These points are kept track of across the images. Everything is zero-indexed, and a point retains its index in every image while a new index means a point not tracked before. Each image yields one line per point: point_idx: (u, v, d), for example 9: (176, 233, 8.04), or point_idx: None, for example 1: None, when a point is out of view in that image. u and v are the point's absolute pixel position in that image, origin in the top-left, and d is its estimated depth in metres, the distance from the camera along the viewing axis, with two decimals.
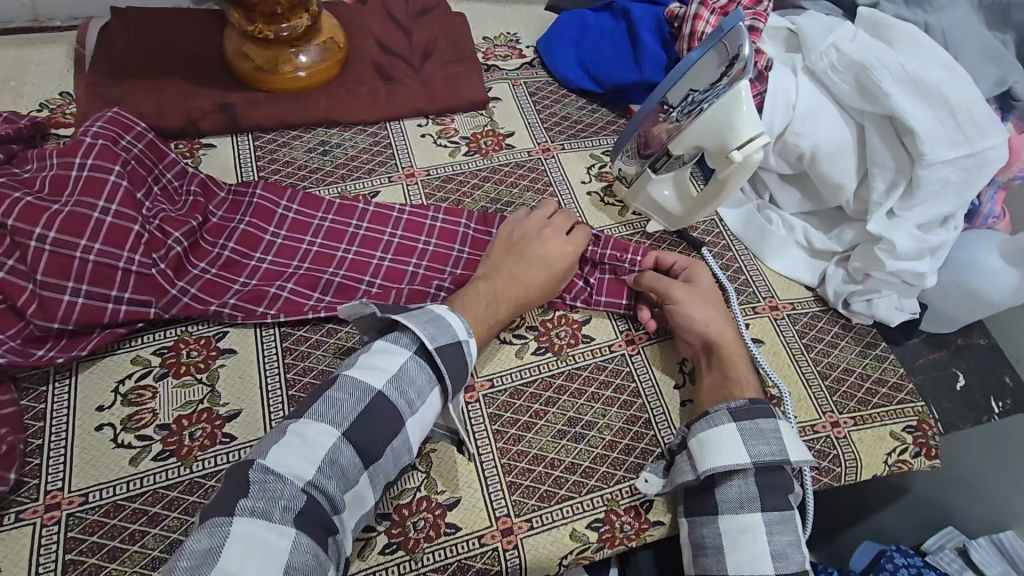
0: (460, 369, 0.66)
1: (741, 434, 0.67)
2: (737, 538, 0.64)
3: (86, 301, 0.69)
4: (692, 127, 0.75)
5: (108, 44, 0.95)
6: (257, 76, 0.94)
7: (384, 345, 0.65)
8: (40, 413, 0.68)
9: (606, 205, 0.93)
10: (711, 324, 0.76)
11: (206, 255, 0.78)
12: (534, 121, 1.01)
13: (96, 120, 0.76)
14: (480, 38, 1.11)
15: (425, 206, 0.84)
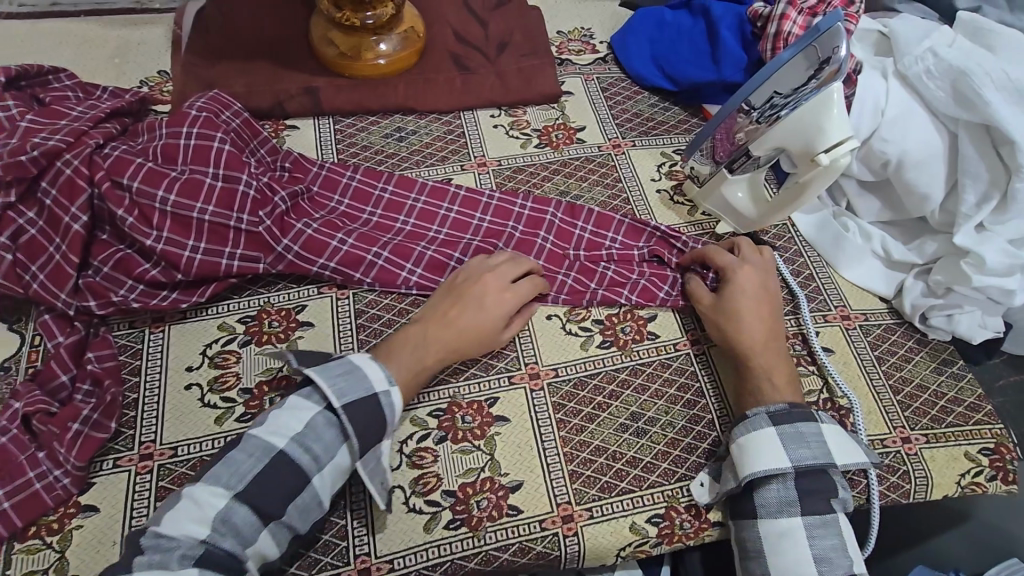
0: (376, 422, 0.64)
1: (780, 438, 0.66)
2: (779, 543, 0.63)
3: (203, 257, 0.74)
4: (779, 128, 0.73)
5: (205, 28, 1.00)
6: (341, 62, 0.97)
7: (298, 399, 0.64)
8: (136, 368, 0.73)
9: (675, 203, 0.92)
10: (762, 322, 0.74)
11: (305, 214, 0.81)
12: (606, 117, 1.01)
13: (199, 98, 0.81)
14: (554, 32, 1.11)
15: (514, 194, 0.87)
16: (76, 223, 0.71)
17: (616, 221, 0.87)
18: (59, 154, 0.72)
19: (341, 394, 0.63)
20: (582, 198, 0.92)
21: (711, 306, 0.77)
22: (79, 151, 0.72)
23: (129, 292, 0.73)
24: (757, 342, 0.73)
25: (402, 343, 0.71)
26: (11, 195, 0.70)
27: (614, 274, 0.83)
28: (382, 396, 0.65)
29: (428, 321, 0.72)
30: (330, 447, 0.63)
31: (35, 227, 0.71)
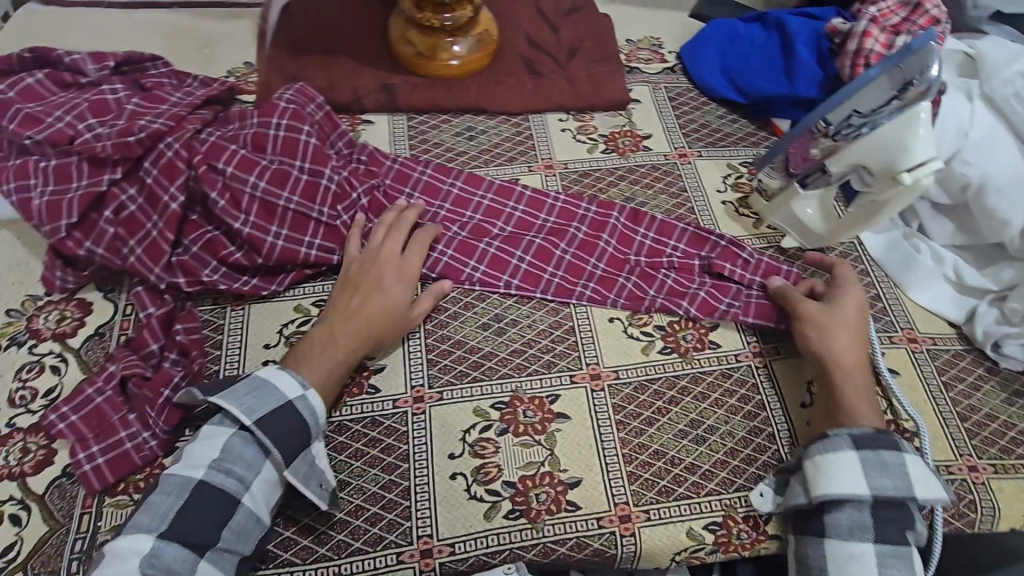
0: (299, 426, 0.65)
1: (861, 464, 0.65)
2: (846, 564, 0.63)
3: (284, 244, 0.77)
4: (858, 144, 0.73)
5: (290, 23, 1.05)
6: (418, 61, 1.00)
7: (212, 425, 0.65)
8: (218, 342, 0.76)
9: (741, 216, 0.92)
10: (855, 343, 0.74)
11: (381, 210, 0.84)
12: (673, 126, 1.02)
13: (287, 90, 0.85)
14: (623, 40, 1.12)
15: (578, 197, 0.89)
16: (171, 202, 0.75)
17: (679, 229, 0.87)
18: (161, 137, 0.77)
19: (251, 411, 0.64)
20: (647, 205, 0.93)
21: (816, 314, 0.76)
22: (181, 135, 0.78)
23: (214, 272, 0.76)
24: (851, 362, 0.73)
25: (313, 349, 0.72)
26: (118, 171, 0.75)
27: (674, 283, 0.83)
28: (297, 401, 0.66)
29: (338, 318, 0.73)
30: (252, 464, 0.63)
31: (135, 204, 0.76)
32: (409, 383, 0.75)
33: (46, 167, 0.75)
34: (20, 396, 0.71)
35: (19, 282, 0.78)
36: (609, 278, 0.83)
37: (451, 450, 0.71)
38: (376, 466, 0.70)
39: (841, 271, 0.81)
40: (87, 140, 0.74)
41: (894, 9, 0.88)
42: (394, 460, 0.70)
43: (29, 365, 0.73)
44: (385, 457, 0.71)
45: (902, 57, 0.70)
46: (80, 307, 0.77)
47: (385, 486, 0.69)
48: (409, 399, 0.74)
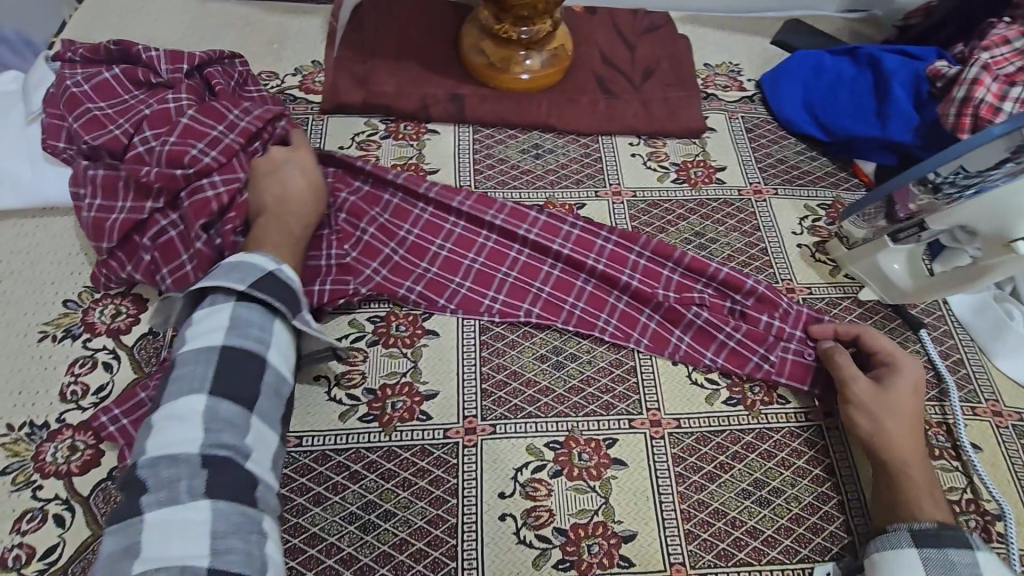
0: (263, 318, 0.62)
1: (924, 565, 0.57)
2: None
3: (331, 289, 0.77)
4: (961, 205, 0.69)
5: (361, 24, 1.02)
6: (488, 72, 0.97)
7: (186, 354, 0.58)
8: None
9: (817, 261, 0.87)
10: (913, 431, 0.67)
11: (426, 255, 0.81)
12: (748, 158, 0.97)
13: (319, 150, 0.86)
14: (700, 64, 1.07)
15: (667, 254, 0.82)
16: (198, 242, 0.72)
17: (713, 269, 0.81)
18: (208, 174, 0.74)
19: (220, 326, 0.59)
20: (717, 242, 0.88)
21: (870, 395, 0.69)
22: (229, 181, 0.75)
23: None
24: (905, 446, 0.66)
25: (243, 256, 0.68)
26: (160, 201, 0.74)
27: (705, 322, 0.78)
28: (276, 271, 0.64)
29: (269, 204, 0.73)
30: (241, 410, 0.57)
31: (175, 230, 0.74)
32: (462, 413, 0.73)
33: (99, 175, 0.75)
34: (71, 390, 0.70)
35: (79, 271, 0.78)
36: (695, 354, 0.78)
37: (501, 489, 0.68)
38: (422, 499, 0.67)
39: (879, 342, 0.73)
40: (140, 153, 0.75)
41: (1008, 57, 0.84)
42: (442, 493, 0.68)
43: (81, 359, 0.72)
44: (434, 489, 0.68)
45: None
46: (136, 303, 0.76)
47: (432, 521, 0.66)
48: (461, 430, 0.72)
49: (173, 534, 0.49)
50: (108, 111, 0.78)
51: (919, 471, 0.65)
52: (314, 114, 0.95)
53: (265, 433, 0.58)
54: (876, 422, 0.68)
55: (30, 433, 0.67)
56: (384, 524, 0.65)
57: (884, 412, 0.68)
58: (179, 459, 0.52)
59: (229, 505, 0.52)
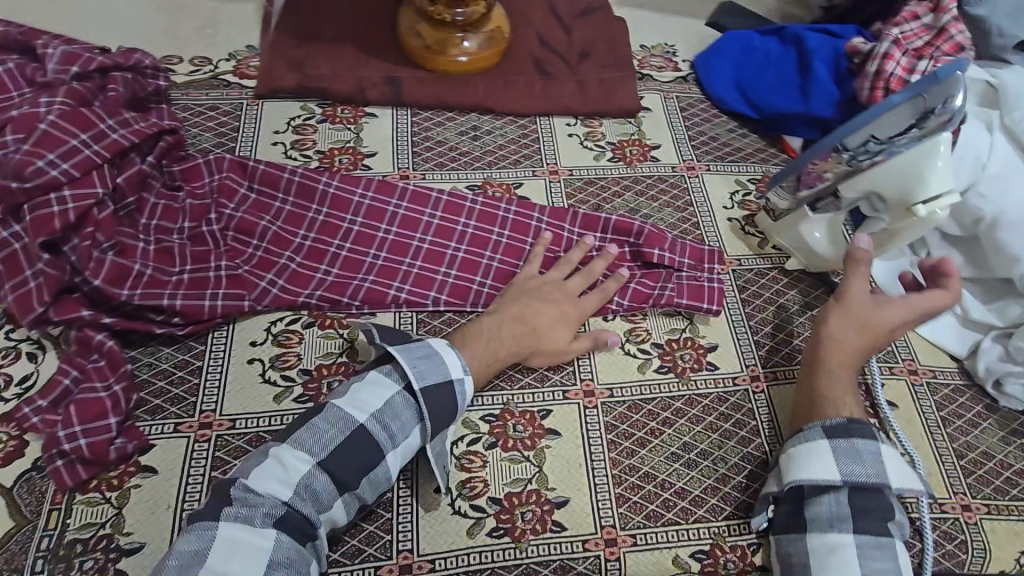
0: (408, 420, 0.64)
1: (833, 452, 0.64)
2: (825, 557, 0.60)
3: (225, 303, 0.74)
4: (873, 172, 0.72)
5: (296, 9, 1.01)
6: (424, 55, 0.97)
7: (336, 406, 0.62)
8: (200, 352, 0.73)
9: (746, 234, 0.90)
10: (852, 333, 0.72)
11: (359, 266, 0.80)
12: (682, 137, 0.99)
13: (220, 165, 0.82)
14: (636, 46, 1.09)
15: (596, 221, 0.86)
16: (41, 260, 0.67)
17: (604, 219, 0.86)
18: (57, 188, 0.68)
19: (370, 407, 0.62)
20: (651, 217, 0.90)
21: (855, 297, 0.73)
22: (80, 199, 0.69)
23: (173, 298, 0.71)
24: (838, 346, 0.72)
25: (475, 338, 0.72)
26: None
27: (603, 278, 0.83)
28: (456, 381, 0.66)
29: (496, 320, 0.74)
30: (333, 488, 0.59)
31: (20, 243, 0.68)
32: None
33: None
34: None
35: None
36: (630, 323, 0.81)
37: None
38: None
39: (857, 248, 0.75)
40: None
41: (917, 32, 0.88)
42: None
43: (4, 351, 0.70)
44: None
45: (921, 86, 0.68)
46: None
47: None
48: None
49: (232, 556, 0.53)
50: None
51: (846, 372, 0.71)
52: (248, 99, 0.94)
53: (339, 515, 0.60)
54: (840, 325, 0.73)
55: None
56: None
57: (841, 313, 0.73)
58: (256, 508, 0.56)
59: (287, 544, 0.55)
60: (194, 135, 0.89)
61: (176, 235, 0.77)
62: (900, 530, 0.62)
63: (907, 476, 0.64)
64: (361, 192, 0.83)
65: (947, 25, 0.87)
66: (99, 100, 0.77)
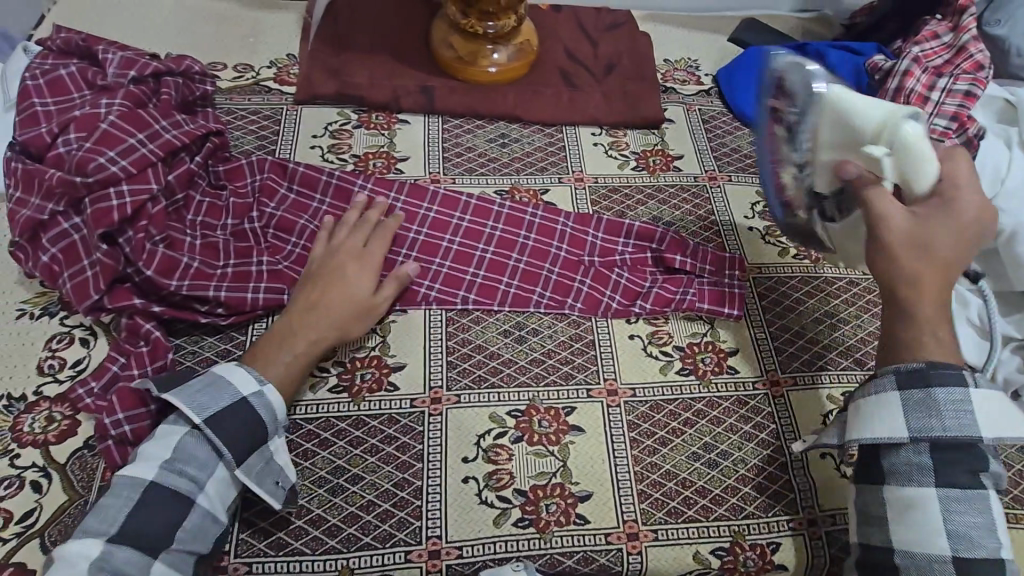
0: (206, 457, 0.64)
1: (905, 405, 0.61)
2: (906, 512, 0.59)
3: (265, 297, 0.77)
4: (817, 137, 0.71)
5: (334, 20, 1.06)
6: (456, 65, 1.01)
7: (120, 481, 0.61)
8: (239, 342, 0.76)
9: (767, 243, 0.93)
10: (958, 248, 0.62)
11: (392, 264, 0.83)
12: (704, 148, 1.02)
13: (262, 167, 0.86)
14: (660, 60, 1.12)
15: (618, 232, 0.89)
16: (99, 250, 0.71)
17: (627, 225, 0.89)
18: (115, 183, 0.73)
19: (158, 464, 0.61)
20: (674, 225, 0.93)
21: (901, 223, 0.63)
22: (137, 193, 0.73)
23: (220, 289, 0.75)
24: (937, 268, 0.62)
25: (273, 343, 0.72)
26: (61, 204, 0.72)
27: (628, 282, 0.86)
28: (252, 397, 0.66)
29: (296, 311, 0.74)
30: (140, 556, 0.58)
31: (79, 234, 0.72)
32: (429, 383, 0.76)
33: (17, 169, 0.72)
34: (48, 364, 0.72)
35: None
36: (653, 326, 0.84)
37: (465, 454, 0.72)
38: (389, 463, 0.71)
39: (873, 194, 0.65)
40: (59, 152, 0.73)
41: (937, 51, 0.90)
42: (408, 458, 0.71)
43: (59, 336, 0.74)
44: (400, 454, 0.71)
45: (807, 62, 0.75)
46: None
47: (398, 484, 0.70)
48: (427, 399, 0.75)
49: None
50: (49, 105, 0.77)
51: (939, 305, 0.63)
52: (288, 104, 0.99)
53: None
54: (900, 267, 0.63)
55: (7, 405, 0.69)
56: (352, 487, 0.69)
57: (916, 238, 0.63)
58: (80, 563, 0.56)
59: None
60: (236, 138, 0.93)
61: (220, 232, 0.81)
62: (994, 480, 0.60)
63: (1006, 427, 0.60)
64: (394, 195, 0.88)
65: (965, 45, 0.90)
66: (153, 101, 0.81)
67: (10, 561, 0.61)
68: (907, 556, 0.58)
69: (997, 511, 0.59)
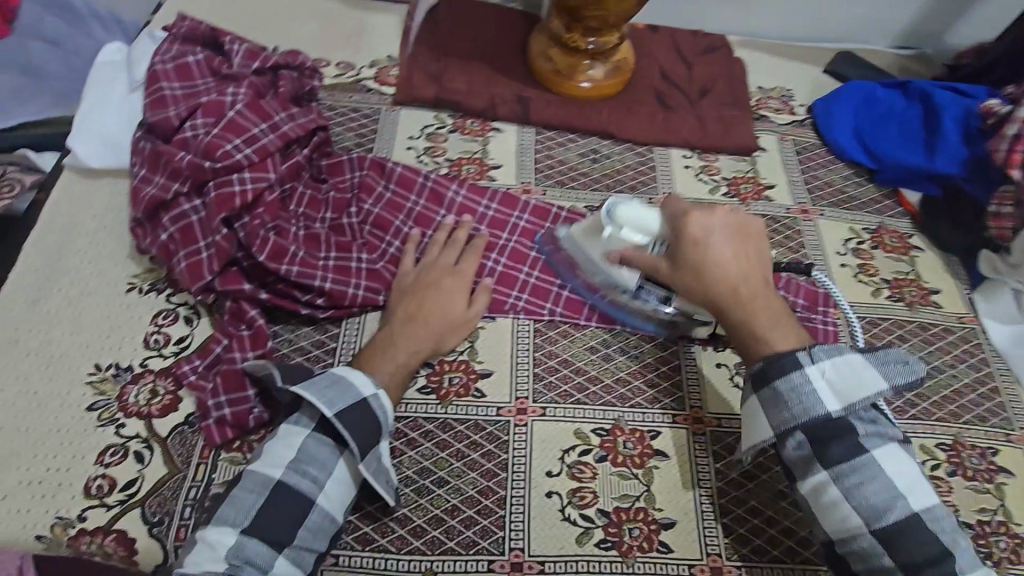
0: (327, 457, 0.63)
1: (763, 404, 0.63)
2: (822, 501, 0.60)
3: (364, 292, 0.78)
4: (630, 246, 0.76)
5: (435, 26, 1.08)
6: (553, 78, 1.02)
7: (250, 475, 0.61)
8: (334, 334, 0.78)
9: (859, 281, 0.91)
10: (739, 259, 0.69)
11: (483, 270, 0.84)
12: (797, 180, 1.00)
13: (360, 164, 0.87)
14: (755, 87, 1.11)
15: None
16: (218, 233, 0.74)
17: None
18: (238, 170, 0.77)
19: (284, 462, 0.61)
20: None
21: (705, 265, 0.68)
22: (257, 181, 0.77)
23: (322, 281, 0.76)
24: (731, 282, 0.68)
25: (372, 352, 0.72)
26: (185, 185, 0.77)
27: None
28: (372, 398, 0.65)
29: (396, 322, 0.74)
30: (266, 548, 0.57)
31: (196, 215, 0.76)
32: (515, 392, 0.76)
33: (146, 149, 0.79)
34: (154, 339, 0.75)
35: None
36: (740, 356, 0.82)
37: (549, 468, 0.72)
38: (474, 470, 0.71)
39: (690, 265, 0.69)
40: (185, 136, 0.78)
41: None
42: (493, 467, 0.71)
43: (165, 312, 0.77)
44: (485, 462, 0.71)
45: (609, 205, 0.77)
46: None
47: (482, 491, 0.69)
48: (513, 409, 0.75)
49: None
50: (176, 89, 0.82)
51: (773, 311, 0.67)
52: (386, 105, 1.00)
53: (289, 570, 0.58)
54: (687, 279, 0.70)
55: (115, 374, 0.72)
56: (438, 490, 0.69)
57: (723, 282, 0.68)
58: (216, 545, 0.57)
59: None
60: (337, 134, 0.96)
61: (321, 225, 0.83)
62: (877, 437, 0.60)
63: (852, 389, 0.60)
64: (486, 204, 0.89)
65: None
66: (270, 94, 0.84)
67: (114, 526, 0.63)
68: (843, 540, 0.59)
69: (897, 465, 0.58)
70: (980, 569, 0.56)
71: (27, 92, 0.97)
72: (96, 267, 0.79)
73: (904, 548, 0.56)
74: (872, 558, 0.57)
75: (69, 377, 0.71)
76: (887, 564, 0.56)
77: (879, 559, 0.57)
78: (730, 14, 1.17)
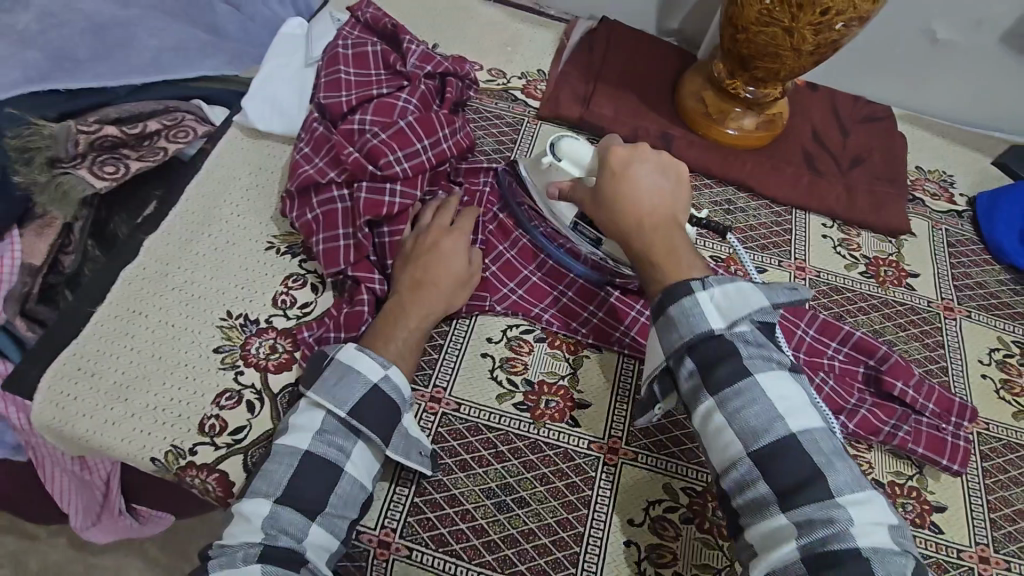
0: (347, 434, 0.66)
1: (660, 329, 0.66)
2: (716, 436, 0.61)
3: (471, 304, 0.80)
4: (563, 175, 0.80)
5: (592, 48, 1.09)
6: (701, 120, 0.99)
7: (279, 448, 0.65)
8: (444, 331, 0.79)
9: (1001, 398, 0.82)
10: (656, 195, 0.72)
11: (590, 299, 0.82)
12: (945, 273, 0.93)
13: (493, 174, 0.88)
14: (913, 166, 1.04)
15: (834, 335, 0.81)
16: (359, 232, 0.79)
17: (845, 330, 0.81)
18: (393, 180, 0.81)
19: (308, 437, 0.65)
20: (897, 347, 0.85)
21: (624, 201, 0.72)
22: (406, 197, 0.81)
23: None
24: (647, 219, 0.70)
25: (385, 326, 0.73)
26: (342, 176, 0.81)
27: (832, 391, 0.77)
28: (382, 382, 0.67)
29: (404, 290, 0.75)
30: (298, 516, 0.62)
31: (342, 204, 0.81)
32: (610, 430, 0.75)
33: (317, 131, 0.85)
34: (281, 299, 0.79)
35: None
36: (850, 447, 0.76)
37: (632, 516, 0.69)
38: (556, 499, 0.70)
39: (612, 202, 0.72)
40: (353, 129, 0.83)
41: None
42: (576, 500, 0.70)
43: (295, 276, 0.81)
44: (568, 493, 0.70)
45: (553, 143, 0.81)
46: None
47: (561, 522, 0.68)
48: (605, 447, 0.73)
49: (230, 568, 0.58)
50: (350, 74, 0.87)
51: (682, 246, 0.69)
52: (529, 118, 1.02)
53: (325, 539, 0.61)
54: (602, 209, 0.73)
55: (243, 324, 0.76)
56: (518, 509, 0.68)
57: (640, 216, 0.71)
58: (251, 516, 0.61)
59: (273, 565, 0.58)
60: (479, 137, 0.98)
61: None
62: (761, 360, 0.61)
63: (739, 308, 0.63)
64: None
65: None
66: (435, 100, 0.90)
67: (218, 466, 0.67)
68: (725, 469, 0.60)
69: (780, 389, 0.59)
70: (860, 491, 0.56)
71: (211, 48, 1.04)
72: (244, 221, 0.85)
73: (778, 471, 0.57)
74: (749, 484, 0.58)
75: (203, 318, 0.76)
76: (764, 490, 0.57)
77: (753, 484, 0.58)
78: (898, 86, 1.11)
